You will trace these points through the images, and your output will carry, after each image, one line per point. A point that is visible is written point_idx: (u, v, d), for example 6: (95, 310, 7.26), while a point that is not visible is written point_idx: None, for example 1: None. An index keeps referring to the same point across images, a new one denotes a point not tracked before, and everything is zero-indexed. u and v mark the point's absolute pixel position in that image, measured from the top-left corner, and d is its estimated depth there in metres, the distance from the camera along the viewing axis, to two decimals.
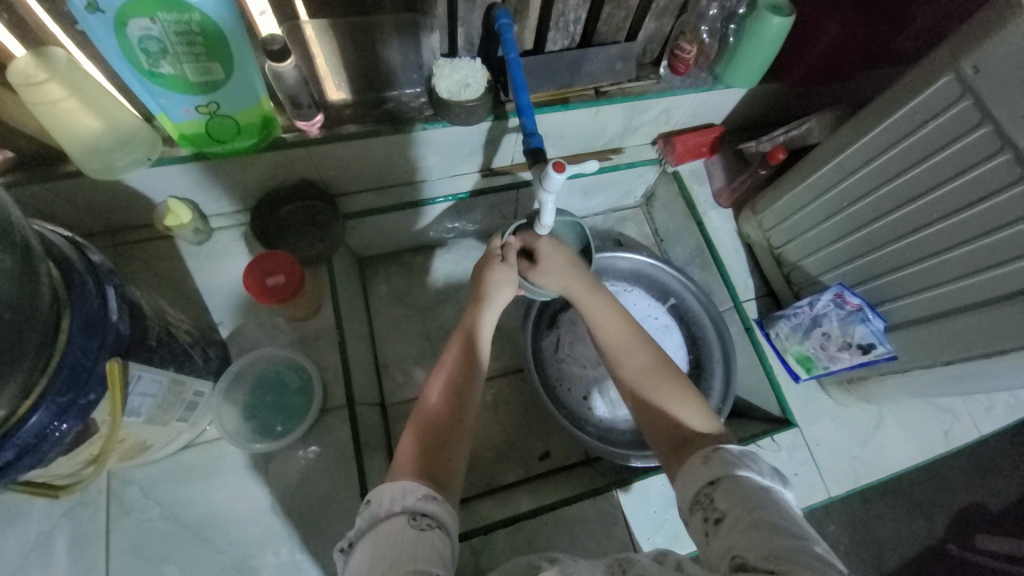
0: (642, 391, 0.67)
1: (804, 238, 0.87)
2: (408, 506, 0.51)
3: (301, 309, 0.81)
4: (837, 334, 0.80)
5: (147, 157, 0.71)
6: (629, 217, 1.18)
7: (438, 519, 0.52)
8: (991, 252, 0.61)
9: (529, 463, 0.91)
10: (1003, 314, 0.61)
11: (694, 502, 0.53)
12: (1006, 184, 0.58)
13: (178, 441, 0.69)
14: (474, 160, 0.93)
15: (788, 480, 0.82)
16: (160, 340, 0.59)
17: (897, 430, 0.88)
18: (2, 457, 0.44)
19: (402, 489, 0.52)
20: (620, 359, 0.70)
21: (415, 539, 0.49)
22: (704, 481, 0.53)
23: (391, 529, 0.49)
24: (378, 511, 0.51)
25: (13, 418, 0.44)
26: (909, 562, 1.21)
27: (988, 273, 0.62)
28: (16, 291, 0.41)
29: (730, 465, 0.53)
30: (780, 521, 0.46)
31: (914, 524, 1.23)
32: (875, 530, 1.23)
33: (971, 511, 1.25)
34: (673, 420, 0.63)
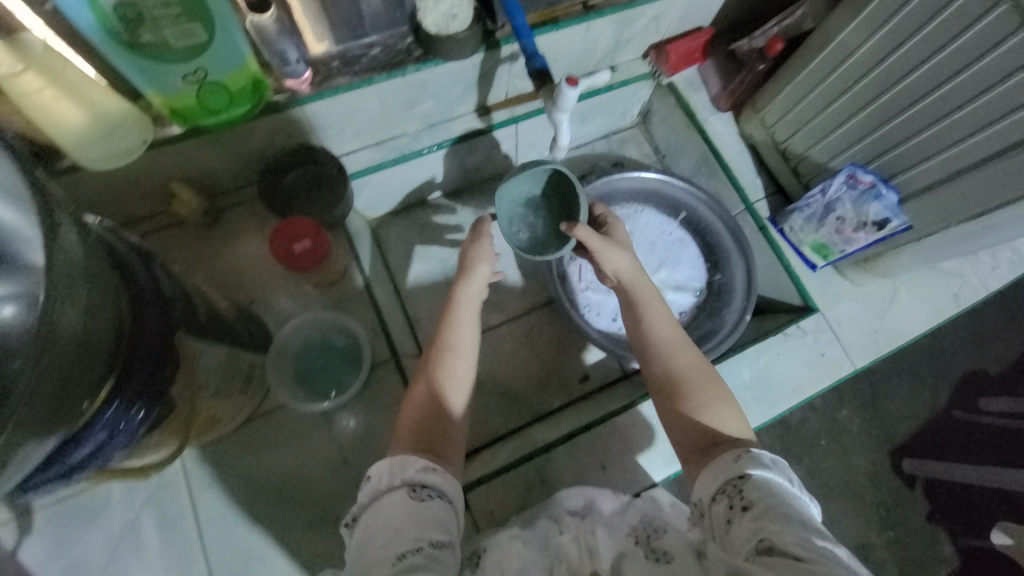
0: (680, 390, 0.66)
1: (809, 126, 0.88)
2: (408, 478, 0.55)
3: (327, 276, 0.80)
4: (852, 215, 0.82)
5: (144, 140, 0.68)
6: (628, 137, 1.16)
7: (439, 489, 0.55)
8: (995, 107, 0.62)
9: (571, 387, 0.95)
10: (1010, 164, 0.63)
11: (720, 491, 0.56)
12: (1009, 34, 0.58)
13: (241, 416, 0.71)
14: (470, 98, 0.90)
15: (815, 361, 0.87)
16: (208, 317, 0.60)
17: (911, 300, 0.93)
18: (96, 439, 0.46)
19: (401, 464, 0.55)
20: (666, 358, 0.69)
21: (417, 510, 0.52)
22: (733, 474, 0.55)
23: (396, 500, 0.53)
24: (379, 484, 0.55)
25: (93, 407, 0.45)
26: (921, 431, 1.28)
27: (996, 127, 0.63)
28: (81, 273, 0.41)
29: (761, 463, 0.55)
30: (801, 515, 0.50)
31: (921, 397, 1.30)
32: (886, 407, 1.29)
33: (974, 378, 1.32)
34: (704, 423, 0.63)
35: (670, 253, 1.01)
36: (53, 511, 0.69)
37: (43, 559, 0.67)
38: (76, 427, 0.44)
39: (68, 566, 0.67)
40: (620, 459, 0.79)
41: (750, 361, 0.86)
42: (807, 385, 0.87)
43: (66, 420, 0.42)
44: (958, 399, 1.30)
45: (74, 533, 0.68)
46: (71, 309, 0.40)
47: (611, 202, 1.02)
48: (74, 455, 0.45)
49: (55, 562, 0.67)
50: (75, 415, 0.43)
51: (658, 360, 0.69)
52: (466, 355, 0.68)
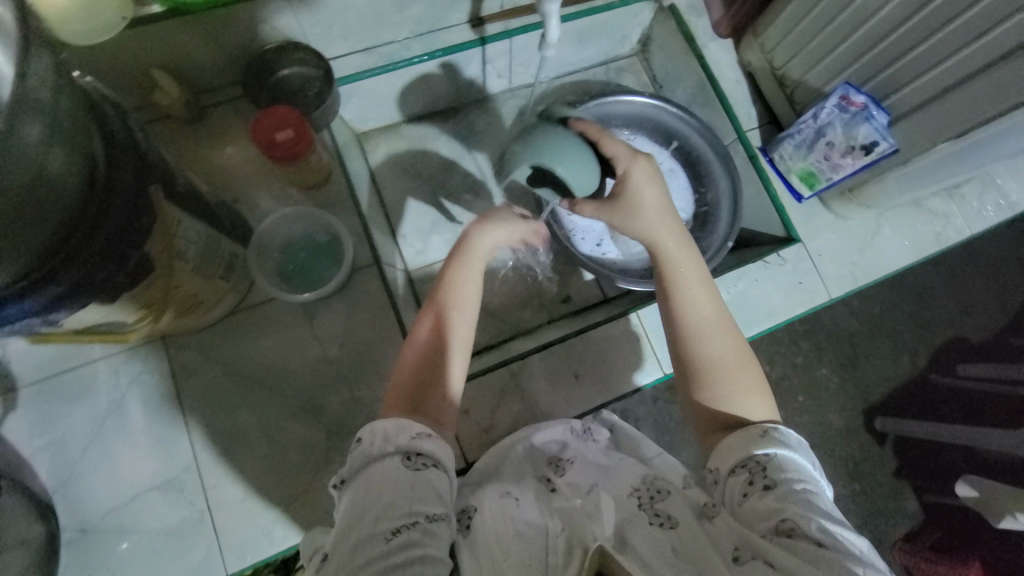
0: (699, 372, 0.61)
1: (807, 49, 0.86)
2: (401, 446, 0.50)
3: (312, 177, 0.80)
4: (841, 140, 0.82)
5: (123, 17, 0.66)
6: (625, 67, 1.13)
7: (433, 456, 0.51)
8: (989, 15, 0.61)
9: (552, 308, 0.96)
10: (1005, 73, 0.62)
11: (738, 466, 0.53)
12: None
13: (223, 304, 0.73)
14: (463, 6, 0.87)
15: (791, 288, 0.89)
16: (188, 191, 0.61)
17: (893, 236, 0.93)
18: (58, 289, 0.46)
19: (393, 430, 0.51)
20: (693, 336, 0.62)
21: (411, 479, 0.48)
22: (756, 451, 0.53)
23: (388, 469, 0.48)
24: (370, 449, 0.50)
25: (54, 237, 0.45)
26: (894, 393, 1.26)
27: (994, 33, 0.61)
28: (51, 100, 0.42)
29: (786, 445, 0.53)
30: (824, 505, 0.48)
31: (899, 359, 1.26)
32: (863, 367, 1.25)
33: (956, 344, 1.28)
34: (721, 405, 0.59)
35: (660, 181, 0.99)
36: (36, 390, 0.71)
37: (25, 435, 0.70)
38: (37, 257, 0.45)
39: (52, 442, 0.71)
40: (593, 367, 0.83)
41: (728, 284, 0.88)
42: (782, 310, 0.89)
43: (22, 238, 0.43)
44: (936, 362, 1.27)
45: (54, 412, 0.71)
46: (36, 130, 0.41)
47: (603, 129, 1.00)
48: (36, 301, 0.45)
49: (38, 438, 0.71)
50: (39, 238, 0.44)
51: (681, 335, 0.63)
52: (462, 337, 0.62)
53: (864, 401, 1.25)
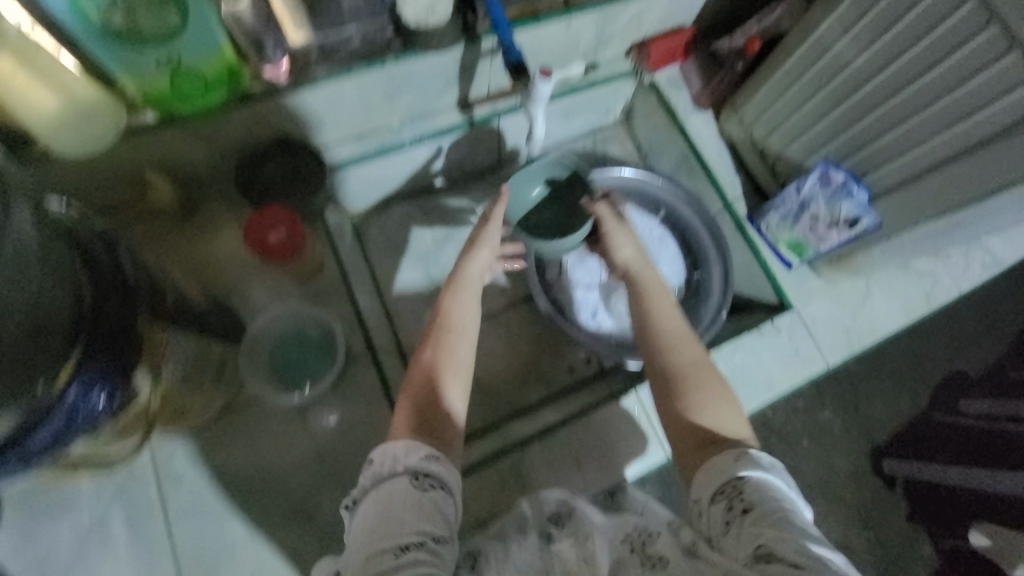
0: (678, 388, 0.65)
1: (786, 125, 0.89)
2: (411, 466, 0.53)
3: (305, 268, 0.82)
4: (825, 213, 0.83)
5: (115, 126, 0.68)
6: (611, 136, 1.15)
7: (441, 479, 0.53)
8: (962, 104, 0.64)
9: (550, 384, 0.96)
10: (984, 158, 0.63)
11: (717, 492, 0.54)
12: (981, 27, 0.59)
13: (214, 405, 0.71)
14: (452, 92, 0.90)
15: (789, 358, 0.89)
16: (176, 300, 0.62)
17: (885, 299, 0.94)
18: (55, 426, 0.47)
19: (403, 450, 0.54)
20: (664, 354, 0.68)
21: (418, 500, 0.51)
22: (732, 475, 0.54)
23: (395, 490, 0.51)
24: (381, 470, 0.53)
25: (52, 392, 0.46)
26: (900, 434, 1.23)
27: (970, 120, 0.64)
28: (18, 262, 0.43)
29: (761, 466, 0.54)
30: (803, 523, 0.49)
31: (901, 399, 1.24)
32: (865, 408, 1.22)
33: (954, 379, 1.27)
34: (700, 420, 0.62)
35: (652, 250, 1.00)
36: (13, 508, 0.68)
37: None
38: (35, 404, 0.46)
39: (30, 564, 0.67)
40: (594, 453, 0.80)
41: (724, 357, 0.87)
42: (780, 381, 0.88)
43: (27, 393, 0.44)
44: (937, 402, 1.25)
45: (34, 529, 0.68)
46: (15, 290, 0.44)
47: None
48: (38, 444, 0.47)
49: (16, 560, 0.66)
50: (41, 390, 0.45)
51: (657, 352, 0.69)
52: (458, 364, 0.66)
53: (870, 444, 1.21)
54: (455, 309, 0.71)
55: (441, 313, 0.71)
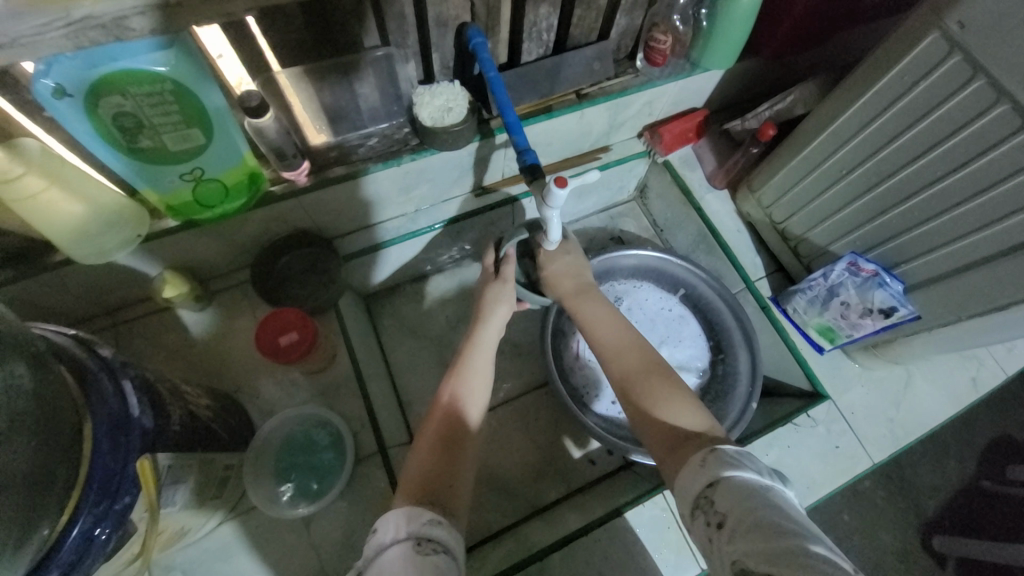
0: (637, 395, 0.66)
1: (806, 210, 0.86)
2: (413, 531, 0.48)
3: (315, 362, 0.80)
4: (857, 301, 0.80)
5: (137, 234, 0.68)
6: (625, 212, 1.18)
7: (444, 542, 0.49)
8: (1003, 202, 0.60)
9: (568, 478, 0.91)
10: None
11: (695, 507, 0.51)
12: (1013, 131, 0.56)
13: (213, 520, 0.67)
14: (465, 181, 0.91)
15: (829, 454, 0.82)
16: (182, 425, 0.55)
17: (926, 386, 0.88)
18: None
19: (405, 515, 0.50)
20: (616, 366, 0.70)
21: (422, 567, 0.45)
22: (702, 485, 0.51)
23: (396, 557, 0.46)
24: (384, 538, 0.48)
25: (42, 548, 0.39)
26: (946, 505, 1.37)
27: (1013, 220, 0.60)
28: (38, 409, 0.38)
29: (727, 465, 0.51)
30: (779, 520, 0.44)
31: (945, 464, 1.41)
32: (909, 475, 1.40)
33: (1005, 445, 1.42)
34: (667, 421, 0.62)
35: (670, 330, 0.99)
36: None
37: None
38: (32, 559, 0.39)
39: None
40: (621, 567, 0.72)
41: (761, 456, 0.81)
42: (822, 481, 0.81)
43: (25, 555, 0.37)
44: (986, 469, 1.40)
45: None
46: (25, 437, 0.37)
47: (608, 279, 1.01)
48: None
49: None
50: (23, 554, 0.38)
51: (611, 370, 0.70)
52: (465, 439, 0.62)
53: (918, 518, 1.36)
54: (466, 389, 0.67)
55: (448, 399, 0.65)
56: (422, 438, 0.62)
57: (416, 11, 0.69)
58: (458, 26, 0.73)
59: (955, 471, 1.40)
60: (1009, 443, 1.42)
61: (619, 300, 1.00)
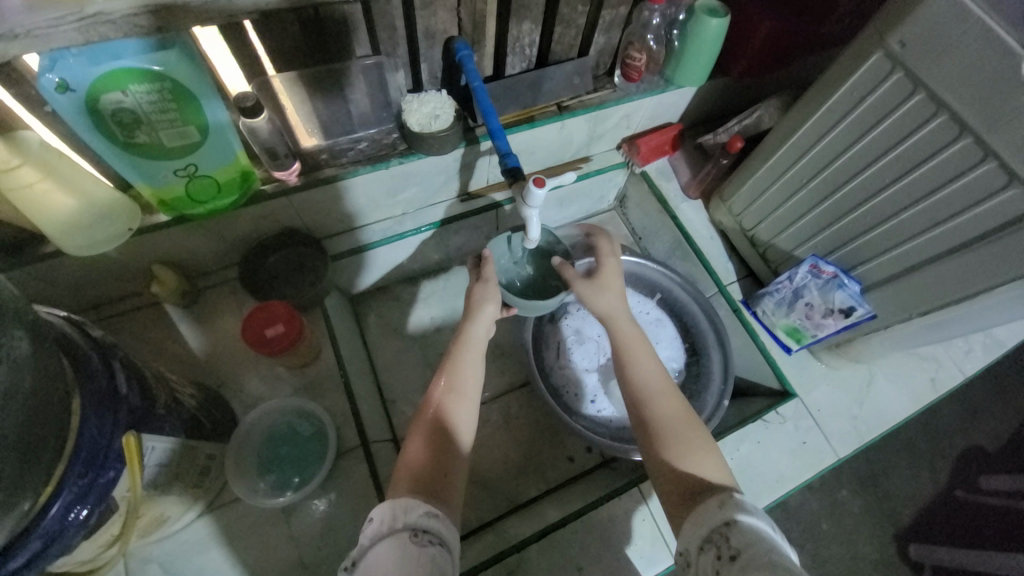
0: (656, 430, 0.65)
1: (772, 217, 0.91)
2: (410, 522, 0.51)
3: (300, 358, 0.82)
4: (819, 302, 0.85)
5: (129, 228, 0.70)
6: (605, 220, 1.23)
7: (439, 536, 0.51)
8: (944, 205, 0.66)
9: (548, 475, 0.93)
10: (973, 258, 0.65)
11: (706, 541, 0.53)
12: (951, 139, 0.61)
13: (192, 511, 0.68)
14: (451, 186, 0.95)
15: (796, 449, 0.86)
16: (168, 410, 0.57)
17: (888, 385, 0.93)
18: (27, 551, 0.41)
19: (401, 506, 0.52)
20: (643, 403, 0.68)
21: (416, 555, 0.48)
22: (719, 521, 0.53)
23: (394, 546, 0.49)
24: (380, 526, 0.51)
25: (25, 516, 0.41)
26: (920, 513, 1.41)
27: (954, 222, 0.65)
28: (34, 379, 0.40)
29: (746, 510, 0.53)
30: (789, 566, 0.46)
31: (919, 472, 1.45)
32: (884, 483, 1.44)
33: (975, 453, 1.47)
34: (681, 460, 0.62)
35: (648, 332, 1.02)
36: None
37: None
38: (12, 532, 0.40)
39: None
40: (598, 559, 0.74)
41: (732, 450, 0.84)
42: (790, 475, 0.85)
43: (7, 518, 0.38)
44: (958, 479, 1.44)
45: None
46: (21, 399, 0.38)
47: None
48: (5, 568, 0.40)
49: None
50: (6, 520, 0.39)
51: (636, 402, 0.68)
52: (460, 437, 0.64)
53: (894, 526, 1.39)
54: (456, 385, 0.68)
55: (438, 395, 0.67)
56: (421, 446, 0.62)
57: (406, 23, 0.74)
58: (445, 39, 0.78)
59: (928, 480, 1.44)
60: (979, 453, 1.47)
61: None
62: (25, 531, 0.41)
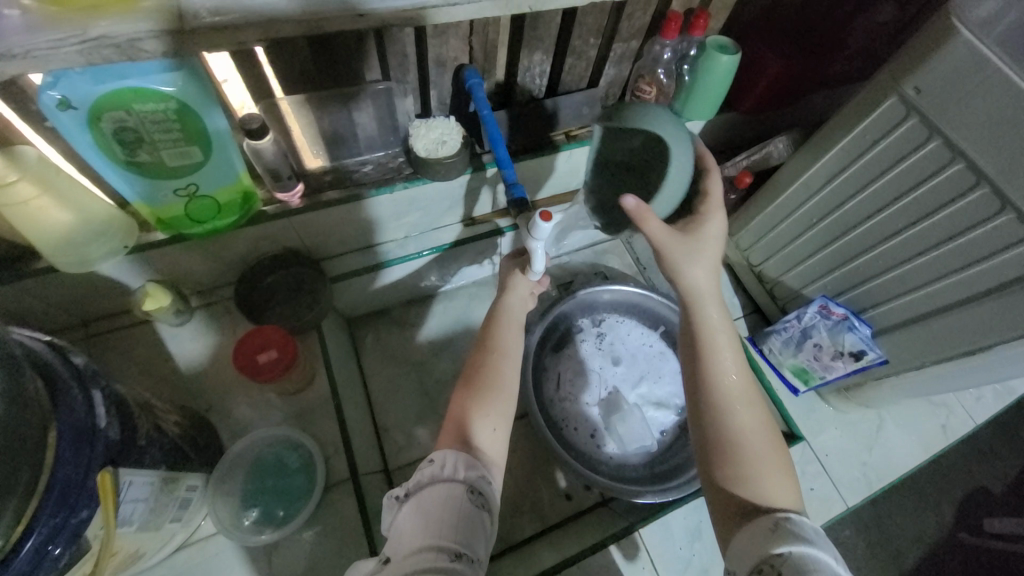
0: (729, 446, 0.59)
1: (780, 254, 0.90)
2: (467, 478, 0.52)
3: (293, 383, 0.79)
4: (829, 343, 0.83)
5: (124, 245, 0.68)
6: (610, 249, 1.19)
7: (489, 500, 0.52)
8: (962, 253, 0.64)
9: (544, 514, 0.90)
10: (991, 308, 0.63)
11: (757, 570, 0.49)
12: (968, 188, 0.60)
13: (170, 545, 0.65)
14: (456, 211, 0.93)
15: (804, 496, 0.83)
16: (149, 441, 0.54)
17: (897, 431, 0.90)
18: None
19: (466, 460, 0.53)
20: (721, 411, 0.61)
21: (467, 513, 0.49)
22: (770, 551, 0.49)
23: (448, 494, 0.50)
24: (440, 471, 0.52)
25: None
26: (924, 558, 1.36)
27: (971, 270, 0.64)
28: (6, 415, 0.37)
29: (804, 539, 0.49)
30: None
31: (925, 514, 1.40)
32: (890, 526, 1.39)
33: (981, 496, 1.43)
34: (751, 484, 0.57)
35: (651, 365, 1.00)
36: None
37: None
38: None
39: None
40: None
41: None
42: None
43: None
44: (963, 522, 1.40)
45: None
46: None
47: (591, 312, 1.03)
48: None
49: None
50: None
51: (714, 412, 0.61)
52: (503, 397, 0.64)
53: (897, 571, 1.34)
54: (491, 352, 0.69)
55: (473, 365, 0.68)
56: (467, 421, 0.60)
57: (417, 50, 0.73)
58: (455, 66, 0.78)
59: (934, 522, 1.40)
60: (985, 495, 1.43)
61: (601, 334, 1.02)
62: None
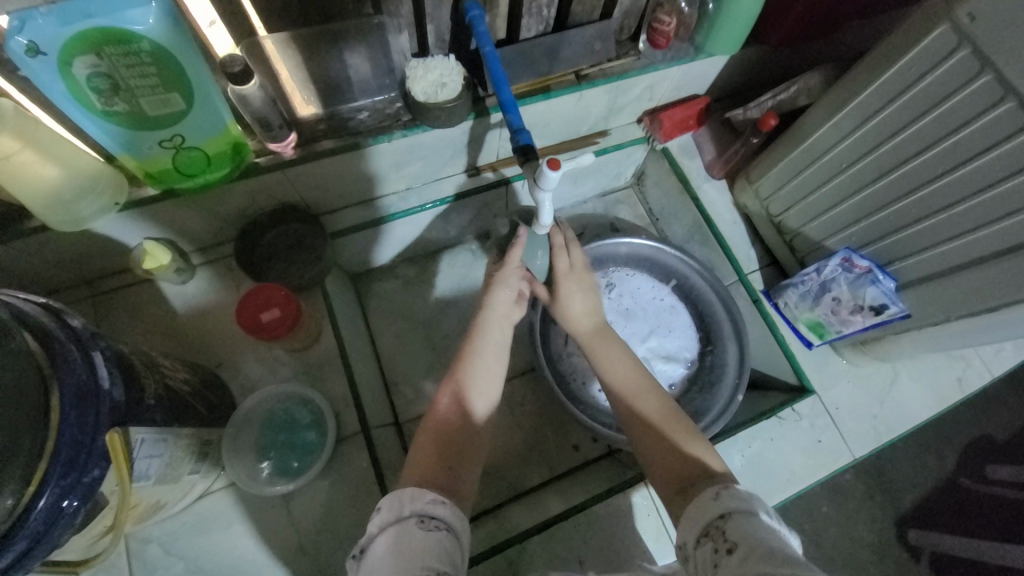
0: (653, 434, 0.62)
1: (803, 204, 0.85)
2: (417, 509, 0.49)
3: (300, 340, 0.79)
4: (848, 297, 0.80)
5: (115, 202, 0.66)
6: (622, 199, 1.16)
7: (446, 521, 0.49)
8: (1004, 202, 0.59)
9: (552, 463, 0.92)
10: None
11: (703, 534, 0.49)
12: (1017, 130, 0.54)
13: (192, 494, 0.68)
14: (459, 160, 0.88)
15: (811, 448, 0.83)
16: (158, 399, 0.54)
17: (911, 383, 0.89)
18: (12, 551, 0.39)
19: (411, 493, 0.50)
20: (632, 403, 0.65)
21: (422, 542, 0.46)
22: (714, 514, 0.49)
23: (396, 534, 0.47)
24: (387, 513, 0.49)
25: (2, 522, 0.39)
26: (922, 501, 1.39)
27: (1011, 221, 0.59)
28: None
29: (742, 499, 0.49)
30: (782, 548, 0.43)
31: (926, 460, 1.43)
32: (891, 472, 1.42)
33: (983, 442, 1.44)
34: (680, 456, 0.59)
35: (662, 320, 0.98)
36: None
37: None
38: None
39: None
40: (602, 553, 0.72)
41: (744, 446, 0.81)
42: (801, 474, 0.82)
43: None
44: (964, 467, 1.42)
45: None
46: None
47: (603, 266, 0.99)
48: None
49: None
50: None
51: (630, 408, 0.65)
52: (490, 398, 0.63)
53: (895, 513, 1.38)
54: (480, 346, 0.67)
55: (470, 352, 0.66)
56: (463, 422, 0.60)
57: None
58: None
59: (934, 468, 1.42)
60: (988, 442, 1.44)
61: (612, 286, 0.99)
62: (8, 532, 0.39)
